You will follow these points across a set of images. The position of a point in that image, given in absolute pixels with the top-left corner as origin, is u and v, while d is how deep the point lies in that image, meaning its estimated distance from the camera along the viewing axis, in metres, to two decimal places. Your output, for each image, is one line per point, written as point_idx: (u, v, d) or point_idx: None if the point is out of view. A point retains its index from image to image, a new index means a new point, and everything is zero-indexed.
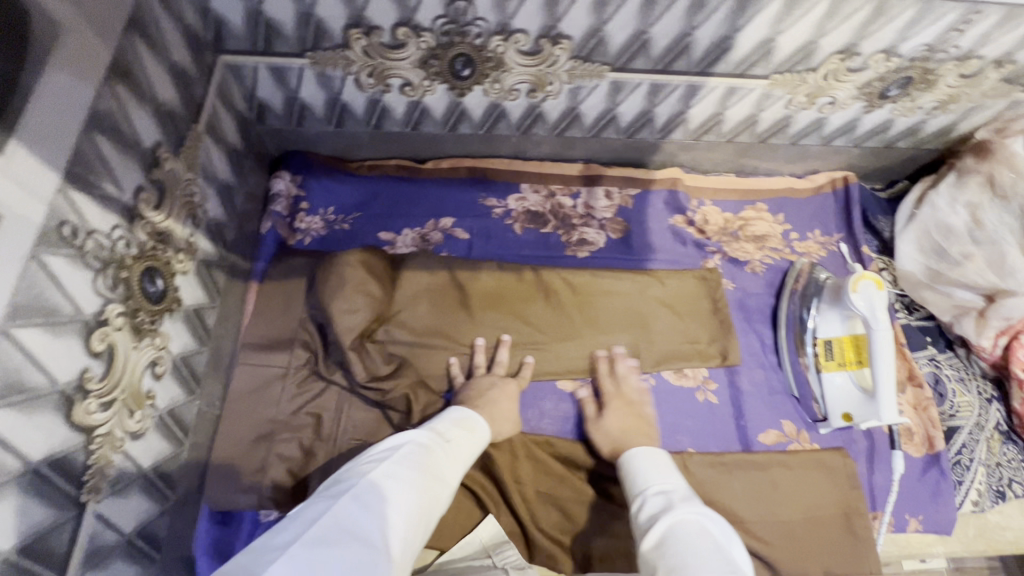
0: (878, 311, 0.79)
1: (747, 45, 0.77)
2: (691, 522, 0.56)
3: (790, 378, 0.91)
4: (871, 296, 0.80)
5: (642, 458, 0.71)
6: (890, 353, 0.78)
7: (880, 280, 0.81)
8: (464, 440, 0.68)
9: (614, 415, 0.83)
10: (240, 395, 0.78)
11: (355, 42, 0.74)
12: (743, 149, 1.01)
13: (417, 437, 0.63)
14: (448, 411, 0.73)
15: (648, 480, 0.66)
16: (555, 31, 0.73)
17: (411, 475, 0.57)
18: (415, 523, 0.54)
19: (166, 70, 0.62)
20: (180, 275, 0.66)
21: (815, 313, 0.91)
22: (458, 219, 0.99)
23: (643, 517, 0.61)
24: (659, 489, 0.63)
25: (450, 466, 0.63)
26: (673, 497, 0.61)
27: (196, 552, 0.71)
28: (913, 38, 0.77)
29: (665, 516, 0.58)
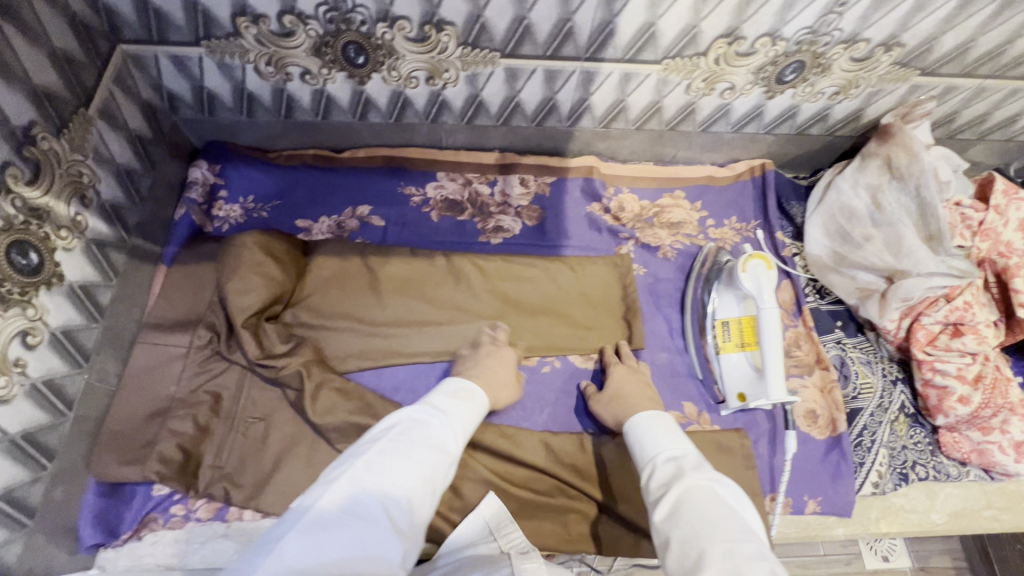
0: (765, 289, 0.80)
1: (629, 29, 0.78)
2: (702, 491, 0.55)
3: (694, 361, 0.92)
4: (759, 276, 0.80)
5: (647, 421, 0.69)
6: (776, 330, 0.79)
7: (769, 260, 0.81)
8: (462, 408, 0.69)
9: (614, 384, 0.84)
10: (137, 372, 0.80)
11: (245, 30, 0.76)
12: (656, 137, 1.02)
13: (413, 411, 0.64)
14: (446, 382, 0.74)
15: (659, 445, 0.64)
16: (437, 18, 0.76)
17: (410, 448, 0.58)
18: (417, 494, 0.56)
19: (48, 56, 0.65)
20: (62, 251, 0.69)
21: (717, 295, 0.92)
22: (375, 207, 1.01)
23: (654, 485, 0.60)
24: (671, 455, 0.62)
25: (450, 434, 0.64)
26: (685, 464, 0.60)
27: (81, 523, 0.73)
28: (793, 21, 0.78)
29: (677, 485, 0.57)
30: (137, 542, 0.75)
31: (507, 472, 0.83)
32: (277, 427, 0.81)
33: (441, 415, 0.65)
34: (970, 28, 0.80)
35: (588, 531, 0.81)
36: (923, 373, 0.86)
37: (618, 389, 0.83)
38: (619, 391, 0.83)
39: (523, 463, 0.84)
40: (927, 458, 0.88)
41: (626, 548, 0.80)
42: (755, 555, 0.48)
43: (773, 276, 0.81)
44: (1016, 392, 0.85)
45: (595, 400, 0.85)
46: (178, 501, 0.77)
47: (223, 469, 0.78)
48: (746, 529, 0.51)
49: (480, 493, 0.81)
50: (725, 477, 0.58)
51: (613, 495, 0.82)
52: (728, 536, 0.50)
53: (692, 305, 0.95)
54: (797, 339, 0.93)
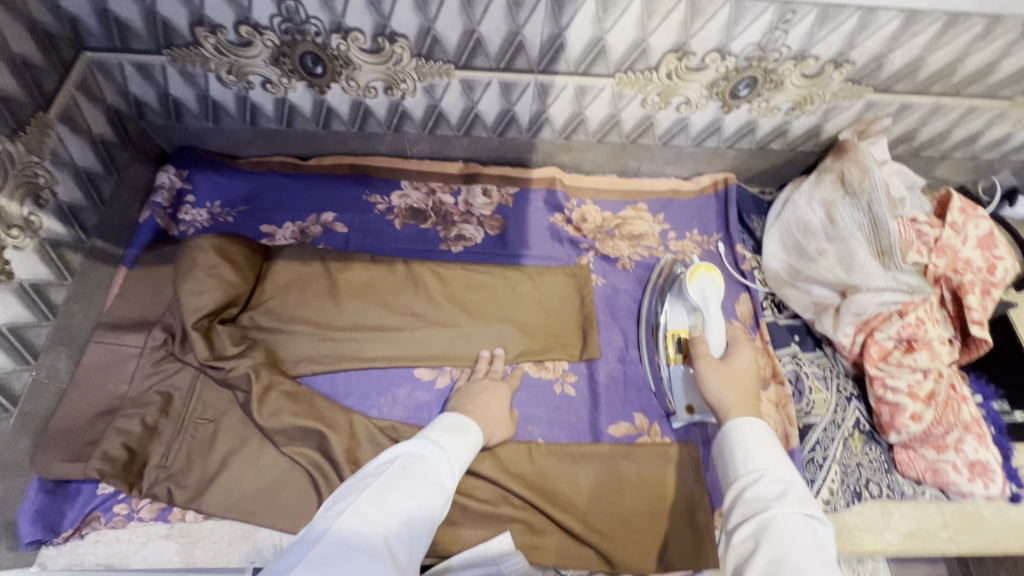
0: (711, 301, 0.82)
1: (579, 44, 0.80)
2: (803, 525, 0.54)
3: (648, 373, 0.93)
4: (706, 287, 0.83)
5: (750, 430, 0.65)
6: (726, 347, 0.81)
7: (716, 272, 0.84)
8: (460, 444, 0.71)
9: (735, 366, 0.77)
10: (89, 370, 0.81)
11: (204, 39, 0.79)
12: (618, 150, 1.04)
13: (413, 447, 0.67)
14: (443, 415, 0.76)
15: (764, 459, 0.62)
16: (389, 30, 0.78)
17: (409, 485, 0.61)
18: (414, 529, 0.58)
19: (5, 61, 0.67)
20: (12, 249, 0.71)
21: (669, 305, 0.92)
22: (339, 214, 1.02)
23: (750, 496, 0.59)
24: (777, 476, 0.60)
25: (448, 470, 0.67)
26: (792, 489, 0.58)
27: (21, 519, 0.73)
28: (740, 37, 0.79)
29: (778, 507, 0.56)
30: (79, 540, 0.75)
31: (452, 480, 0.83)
32: (225, 429, 0.81)
33: (440, 451, 0.68)
34: (918, 47, 0.81)
35: (532, 542, 0.80)
36: (875, 390, 0.85)
37: (737, 375, 0.76)
38: (738, 373, 0.76)
39: (469, 471, 0.83)
40: (881, 476, 0.87)
41: (567, 560, 0.80)
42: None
43: (720, 290, 0.84)
44: (970, 410, 0.84)
45: (706, 360, 0.78)
46: (122, 501, 0.77)
47: (170, 470, 0.79)
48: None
49: None
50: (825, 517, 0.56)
51: (558, 504, 0.82)
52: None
53: (647, 317, 0.96)
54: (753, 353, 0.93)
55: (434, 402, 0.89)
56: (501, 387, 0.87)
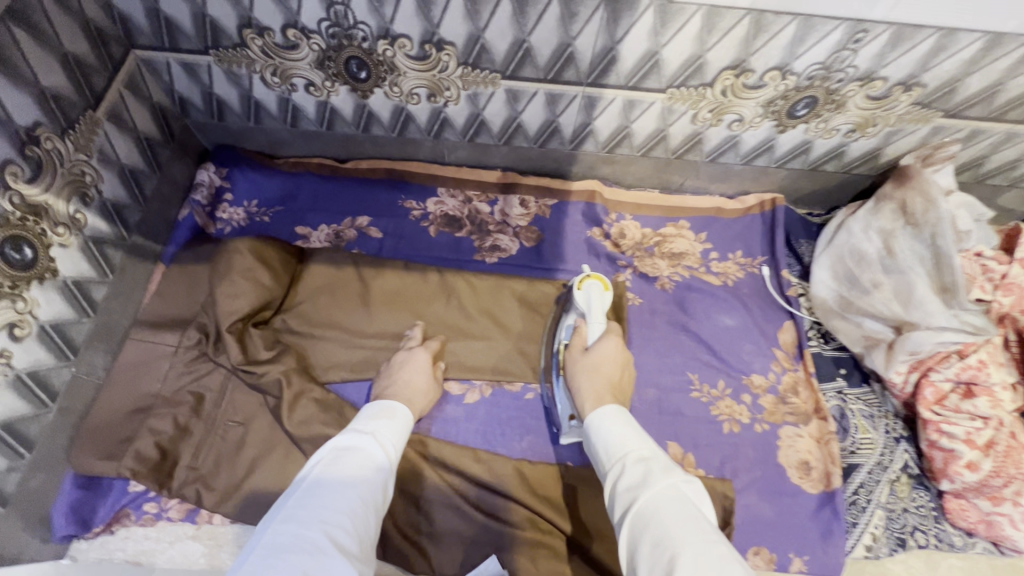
0: (594, 307, 0.86)
1: (632, 57, 0.77)
2: (671, 496, 0.53)
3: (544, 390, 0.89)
4: (592, 293, 0.87)
5: (607, 423, 0.66)
6: (600, 337, 0.83)
7: (604, 281, 0.89)
8: (388, 426, 0.70)
9: (598, 355, 0.79)
10: (124, 367, 0.82)
11: (251, 41, 0.78)
12: (662, 165, 1.00)
13: (339, 442, 0.65)
14: (369, 406, 0.75)
15: (624, 445, 0.62)
16: (437, 37, 0.76)
17: (340, 477, 0.59)
18: (357, 516, 0.56)
19: (56, 60, 0.68)
20: (58, 247, 0.71)
21: (563, 322, 0.91)
22: (375, 218, 1.01)
23: (621, 489, 0.57)
24: (638, 456, 0.59)
25: (380, 452, 0.65)
26: (655, 466, 0.57)
27: (54, 513, 0.74)
28: (804, 55, 0.75)
29: (647, 492, 0.54)
30: (109, 536, 0.76)
31: (476, 499, 0.81)
32: (255, 432, 0.81)
33: (368, 435, 0.66)
34: (998, 72, 0.75)
35: (557, 569, 0.77)
36: (929, 434, 0.80)
37: (597, 364, 0.77)
38: (597, 362, 0.78)
39: (495, 491, 0.81)
40: (929, 524, 0.82)
41: None
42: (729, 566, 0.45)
43: (605, 297, 0.88)
44: None
45: (573, 351, 0.82)
46: (151, 499, 0.77)
47: (198, 471, 0.79)
48: (716, 534, 0.49)
49: (446, 519, 0.80)
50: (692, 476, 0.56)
51: (586, 532, 0.80)
52: (698, 549, 0.47)
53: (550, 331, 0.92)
54: (795, 385, 0.90)
55: (461, 417, 0.88)
56: (419, 352, 0.85)
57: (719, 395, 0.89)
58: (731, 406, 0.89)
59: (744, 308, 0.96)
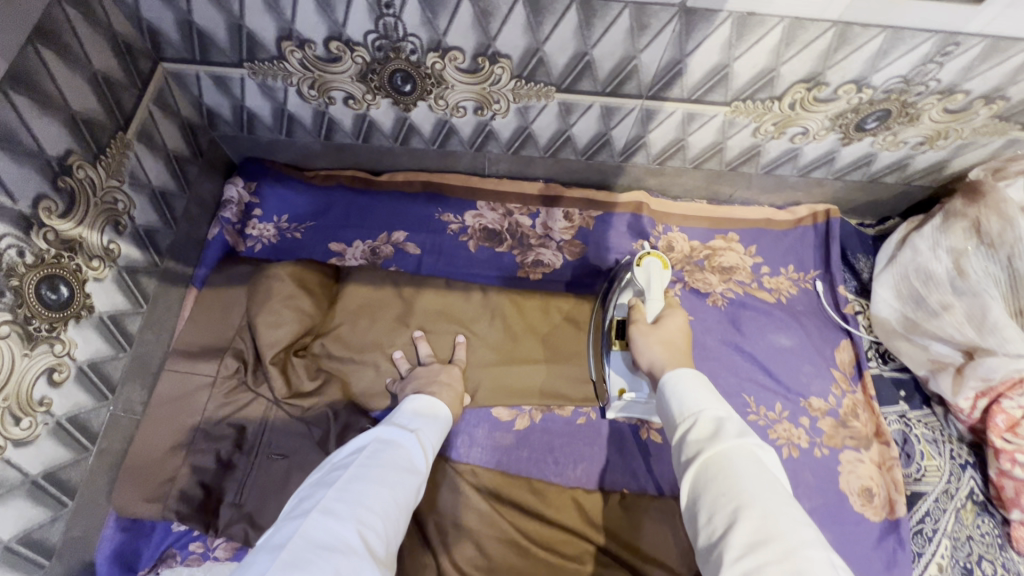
0: (654, 285, 0.79)
1: (699, 70, 0.71)
2: (748, 458, 0.46)
3: (591, 364, 0.87)
4: (652, 271, 0.80)
5: (683, 379, 0.57)
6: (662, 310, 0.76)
7: (666, 260, 0.81)
8: (431, 425, 0.68)
9: (668, 327, 0.72)
10: (162, 400, 0.77)
11: (290, 54, 0.73)
12: (713, 177, 0.96)
13: (380, 434, 0.62)
14: (412, 397, 0.72)
15: (697, 400, 0.54)
16: (492, 50, 0.70)
17: (380, 474, 0.56)
18: (390, 520, 0.53)
19: (85, 82, 0.62)
20: (93, 281, 0.67)
21: (617, 296, 0.85)
22: (411, 233, 0.96)
23: (688, 442, 0.50)
24: (712, 414, 0.52)
25: (420, 454, 0.63)
26: (729, 425, 0.50)
27: (98, 558, 0.71)
28: (885, 69, 0.70)
29: (718, 449, 0.47)
30: None
31: (533, 531, 0.78)
32: (299, 467, 0.76)
33: (409, 433, 0.63)
34: None
35: None
36: (1000, 463, 0.79)
37: (669, 336, 0.70)
38: (669, 333, 0.70)
39: (549, 522, 0.79)
40: (995, 553, 0.80)
41: None
42: (808, 544, 0.40)
43: (665, 276, 0.81)
44: None
45: (639, 325, 0.73)
46: (197, 538, 0.73)
47: (243, 509, 0.74)
48: (797, 508, 0.43)
49: (502, 553, 0.75)
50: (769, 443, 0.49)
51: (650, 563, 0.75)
52: (770, 513, 0.42)
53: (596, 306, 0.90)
54: (855, 408, 0.87)
55: (513, 445, 0.84)
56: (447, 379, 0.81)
57: (777, 418, 0.85)
58: (789, 430, 0.84)
59: (800, 326, 0.92)
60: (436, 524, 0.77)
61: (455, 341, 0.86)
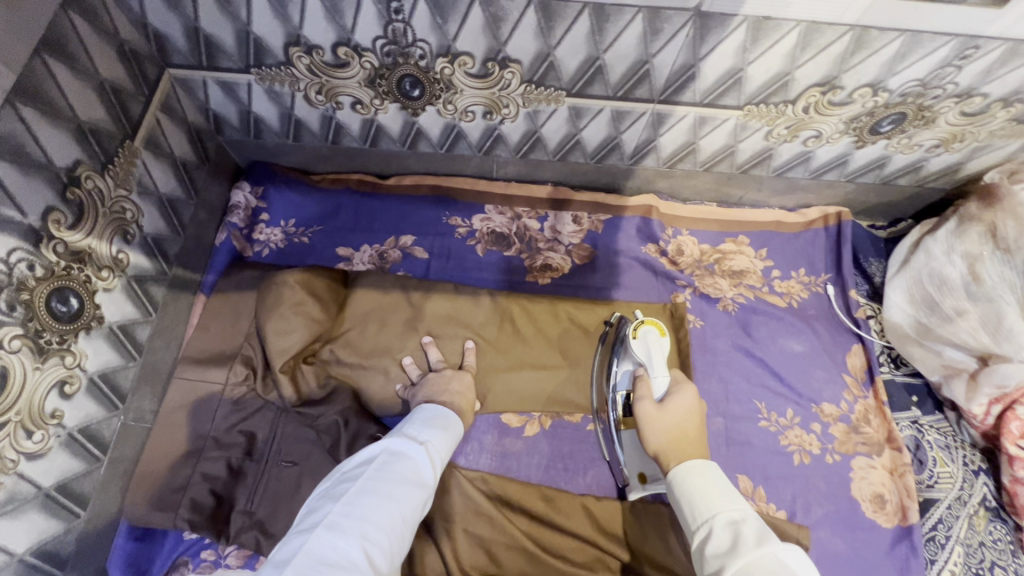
0: (655, 357, 0.74)
1: (713, 74, 0.70)
2: (766, 566, 0.47)
3: (601, 438, 0.84)
4: (649, 342, 0.75)
5: (692, 477, 0.59)
6: (668, 389, 0.71)
7: (663, 326, 0.77)
8: (442, 436, 0.67)
9: (677, 411, 0.67)
10: (172, 408, 0.77)
11: (298, 60, 0.72)
12: (724, 179, 0.95)
13: (390, 444, 0.62)
14: (422, 407, 0.71)
15: (713, 504, 0.56)
16: (502, 54, 0.69)
17: (387, 488, 0.56)
18: (395, 535, 0.54)
19: (93, 89, 0.62)
20: (102, 291, 0.66)
21: (617, 366, 0.80)
22: (419, 237, 0.95)
23: (709, 556, 0.52)
24: (727, 518, 0.54)
25: (430, 466, 0.62)
26: (746, 533, 0.51)
27: (112, 567, 0.72)
28: (902, 72, 0.69)
29: (734, 561, 0.49)
30: None
31: (543, 538, 0.78)
32: (310, 474, 0.76)
33: (420, 445, 0.63)
34: None
35: None
36: (1014, 470, 0.78)
37: (677, 423, 0.66)
38: (677, 420, 0.66)
39: (560, 528, 0.78)
40: (1007, 559, 0.79)
41: None
42: None
43: (664, 343, 0.77)
44: None
45: (644, 408, 0.69)
46: (208, 546, 0.73)
47: (255, 517, 0.74)
48: None
49: (514, 561, 0.76)
50: (789, 542, 0.50)
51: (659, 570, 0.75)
52: None
53: (597, 377, 0.85)
54: (867, 413, 0.86)
55: (523, 451, 0.84)
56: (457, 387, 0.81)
57: (788, 424, 0.85)
58: (801, 435, 0.84)
59: (812, 331, 0.91)
60: (447, 530, 0.77)
61: (463, 348, 0.86)
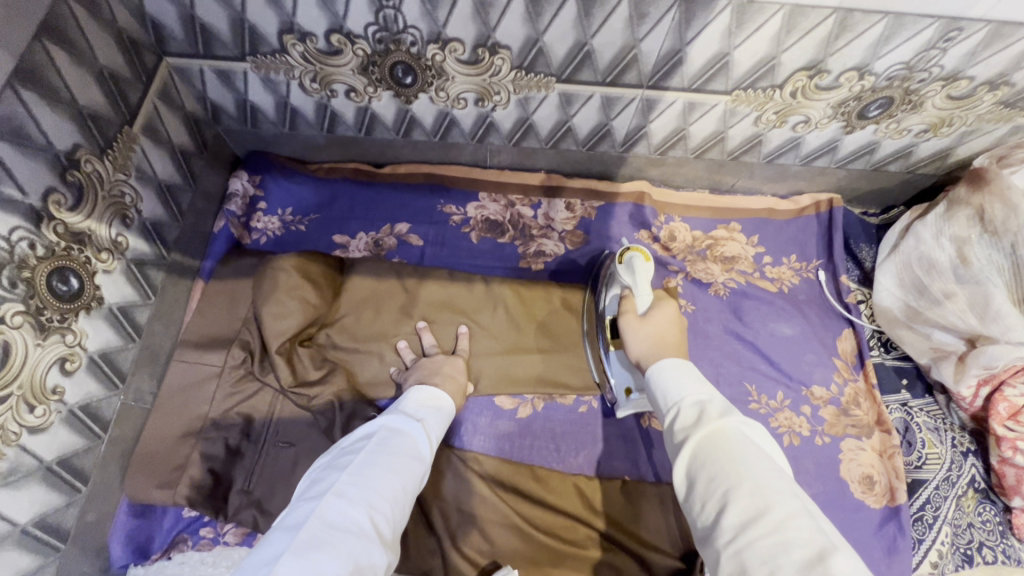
0: (640, 278, 0.76)
1: (700, 59, 0.71)
2: (730, 435, 0.47)
3: (592, 367, 0.87)
4: (635, 266, 0.78)
5: (668, 369, 0.58)
6: (652, 304, 0.74)
7: (648, 253, 0.79)
8: (436, 417, 0.69)
9: (657, 321, 0.71)
10: (172, 390, 0.79)
11: (292, 47, 0.73)
12: (715, 166, 0.96)
13: (388, 422, 0.63)
14: (414, 389, 0.73)
15: (680, 388, 0.55)
16: (492, 40, 0.70)
17: (389, 460, 0.57)
18: (398, 505, 0.55)
19: (92, 76, 0.63)
20: (101, 273, 0.68)
21: (607, 292, 0.85)
22: (414, 225, 0.96)
23: (675, 432, 0.51)
24: (695, 400, 0.52)
25: (426, 443, 0.64)
26: (711, 408, 0.51)
27: (113, 542, 0.74)
28: (887, 55, 0.69)
29: (700, 433, 0.48)
30: (167, 561, 0.74)
31: (533, 515, 0.79)
32: (306, 454, 0.77)
33: (417, 423, 0.65)
34: None
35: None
36: (1001, 451, 0.79)
37: (657, 332, 0.69)
38: (658, 328, 0.70)
39: (554, 510, 0.80)
40: (995, 539, 0.81)
41: None
42: (796, 516, 0.40)
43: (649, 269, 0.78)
44: None
45: (627, 320, 0.73)
46: (207, 524, 0.76)
47: (252, 495, 0.76)
48: (788, 483, 0.44)
49: (506, 539, 0.77)
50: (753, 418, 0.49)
51: (646, 546, 0.77)
52: (758, 486, 0.42)
53: (588, 308, 0.90)
54: (856, 396, 0.87)
55: (515, 433, 0.85)
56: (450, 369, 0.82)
57: (778, 407, 0.86)
58: (790, 418, 0.85)
59: (802, 316, 0.92)
60: (441, 509, 0.78)
61: (457, 333, 0.87)
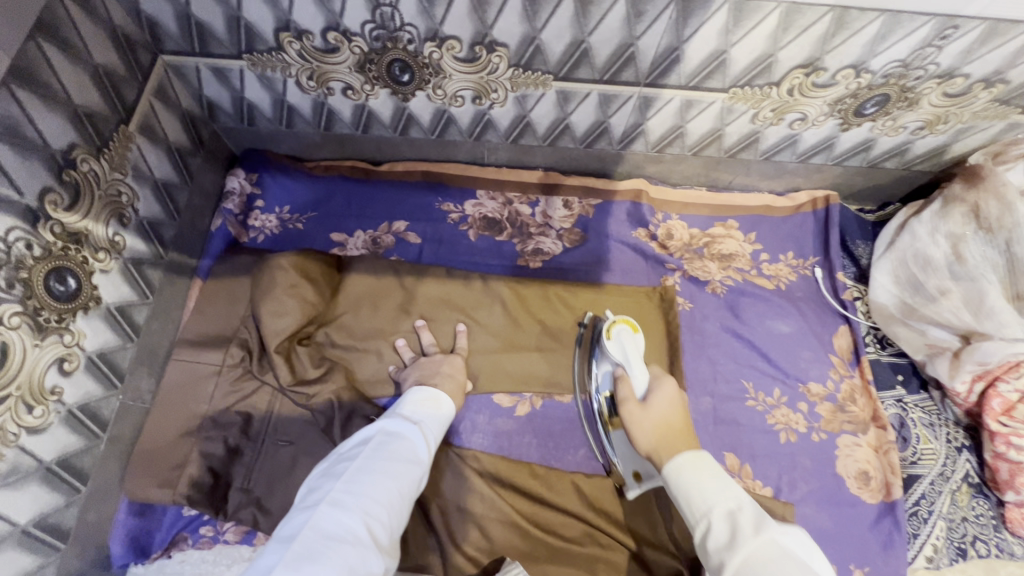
0: (631, 354, 0.76)
1: (697, 57, 0.71)
2: (769, 555, 0.48)
3: (591, 445, 0.84)
4: (624, 341, 0.78)
5: (687, 469, 0.58)
6: (648, 384, 0.73)
7: (634, 324, 0.80)
8: (434, 417, 0.69)
9: (660, 406, 0.69)
10: (171, 388, 0.79)
11: (288, 45, 0.73)
12: (712, 164, 0.96)
13: (385, 425, 0.63)
14: (412, 390, 0.73)
15: (706, 495, 0.55)
16: (489, 39, 0.70)
17: (386, 466, 0.58)
18: (394, 509, 0.55)
19: (87, 74, 0.63)
20: (99, 273, 0.68)
21: (597, 367, 0.82)
22: (412, 223, 0.96)
23: (709, 550, 0.52)
24: (725, 509, 0.54)
25: (423, 444, 0.64)
26: (744, 522, 0.52)
27: (113, 541, 0.74)
28: (884, 53, 0.70)
29: (737, 555, 0.49)
30: (166, 560, 0.75)
31: (531, 513, 0.79)
32: (305, 452, 0.77)
33: (414, 425, 0.65)
34: None
35: None
36: (995, 446, 0.79)
37: (662, 419, 0.67)
38: (661, 414, 0.67)
39: (552, 506, 0.80)
40: (988, 533, 0.82)
41: None
42: None
43: (637, 341, 0.79)
44: None
45: (628, 407, 0.70)
46: (207, 522, 0.76)
47: (252, 494, 0.76)
48: None
49: (505, 536, 0.77)
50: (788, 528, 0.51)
51: (644, 541, 0.78)
52: None
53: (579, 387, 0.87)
54: (852, 392, 0.87)
55: (515, 430, 0.85)
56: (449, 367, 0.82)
57: (775, 403, 0.86)
58: (787, 414, 0.85)
59: (799, 313, 0.92)
60: (440, 506, 0.79)
61: (454, 332, 0.87)
